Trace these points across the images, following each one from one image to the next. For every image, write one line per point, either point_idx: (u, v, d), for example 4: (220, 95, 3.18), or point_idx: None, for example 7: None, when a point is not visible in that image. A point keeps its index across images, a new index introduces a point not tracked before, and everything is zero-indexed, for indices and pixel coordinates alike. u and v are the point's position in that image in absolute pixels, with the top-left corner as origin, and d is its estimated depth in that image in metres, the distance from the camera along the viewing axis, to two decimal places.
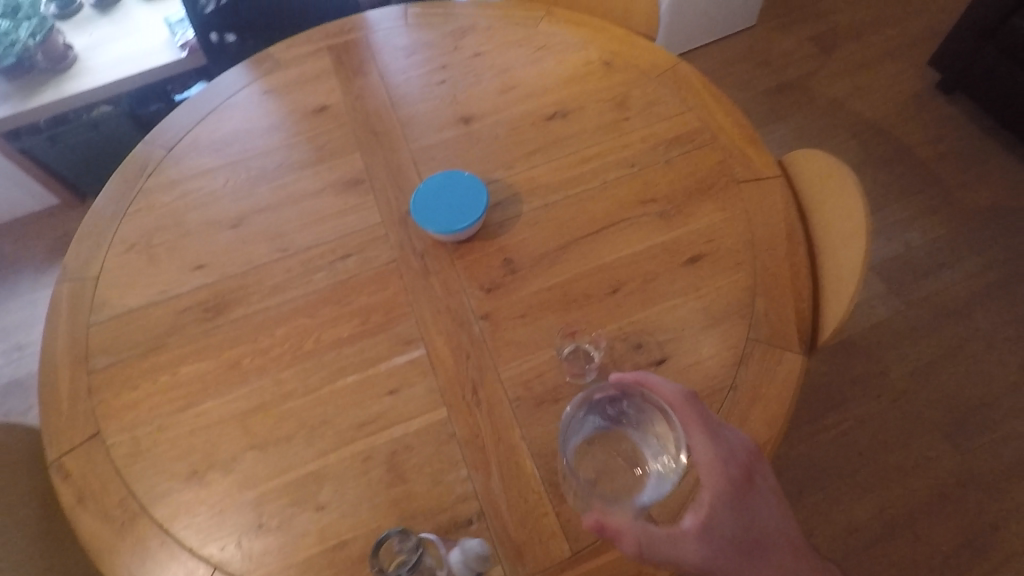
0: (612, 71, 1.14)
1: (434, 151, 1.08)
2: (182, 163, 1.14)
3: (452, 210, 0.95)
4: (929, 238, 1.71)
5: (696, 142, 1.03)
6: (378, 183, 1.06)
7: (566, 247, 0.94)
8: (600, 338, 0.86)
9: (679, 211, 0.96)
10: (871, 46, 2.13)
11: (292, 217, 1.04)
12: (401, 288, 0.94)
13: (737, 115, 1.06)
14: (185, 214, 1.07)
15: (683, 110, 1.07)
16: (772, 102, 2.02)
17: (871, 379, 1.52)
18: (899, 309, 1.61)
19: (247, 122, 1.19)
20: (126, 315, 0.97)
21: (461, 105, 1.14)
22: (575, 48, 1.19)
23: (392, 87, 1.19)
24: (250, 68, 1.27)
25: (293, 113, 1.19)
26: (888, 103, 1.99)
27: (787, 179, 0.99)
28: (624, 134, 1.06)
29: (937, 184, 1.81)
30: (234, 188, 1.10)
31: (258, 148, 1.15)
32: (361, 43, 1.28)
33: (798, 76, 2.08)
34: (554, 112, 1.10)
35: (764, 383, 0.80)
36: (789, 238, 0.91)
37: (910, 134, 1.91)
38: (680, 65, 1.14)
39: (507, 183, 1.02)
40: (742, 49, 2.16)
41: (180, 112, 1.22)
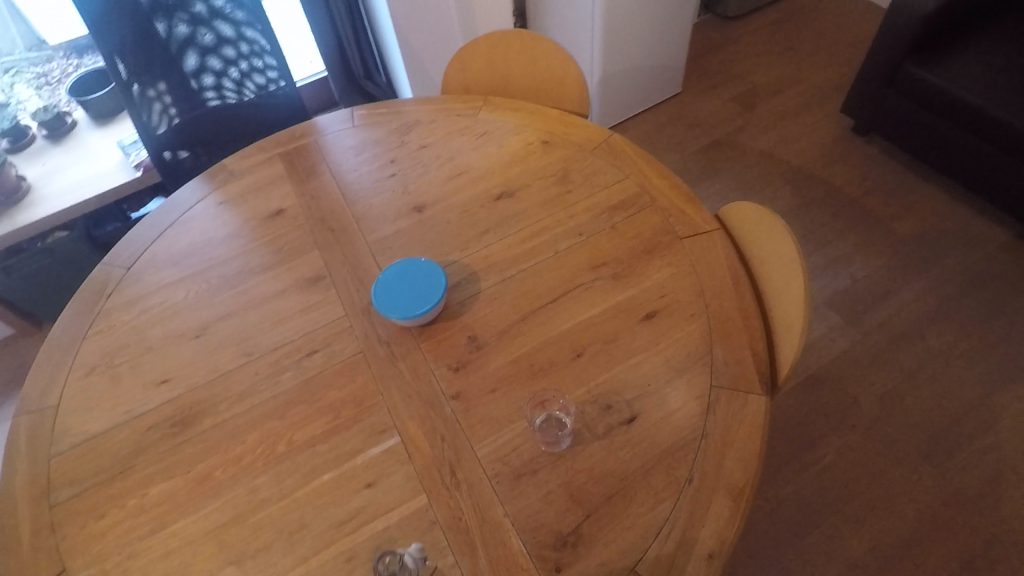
0: (551, 149, 1.22)
1: (391, 241, 1.12)
2: (142, 279, 1.15)
3: (413, 295, 0.97)
4: (871, 268, 1.81)
5: (637, 205, 1.10)
6: (339, 277, 1.09)
7: (526, 318, 0.97)
8: (569, 404, 0.87)
9: (630, 272, 1.00)
10: (787, 100, 2.32)
11: (255, 321, 1.05)
12: (370, 378, 0.95)
13: (670, 177, 1.13)
14: (147, 330, 1.07)
15: (620, 178, 1.15)
16: (707, 159, 2.16)
17: (843, 410, 1.55)
18: (857, 338, 1.67)
19: (205, 232, 1.22)
20: (90, 439, 0.94)
21: (412, 195, 1.19)
22: (514, 131, 1.27)
23: (345, 185, 1.24)
24: (205, 182, 1.31)
25: (250, 220, 1.22)
26: (812, 149, 2.14)
27: (725, 230, 1.05)
28: (569, 205, 1.12)
29: (869, 217, 1.93)
30: (195, 299, 1.11)
31: (217, 257, 1.17)
32: (311, 148, 1.34)
33: (727, 133, 2.23)
34: (501, 193, 1.16)
35: (733, 428, 0.82)
36: (735, 285, 0.96)
37: (837, 174, 2.05)
38: (613, 137, 1.22)
39: (464, 264, 1.06)
40: (673, 113, 2.32)
41: (137, 231, 1.24)
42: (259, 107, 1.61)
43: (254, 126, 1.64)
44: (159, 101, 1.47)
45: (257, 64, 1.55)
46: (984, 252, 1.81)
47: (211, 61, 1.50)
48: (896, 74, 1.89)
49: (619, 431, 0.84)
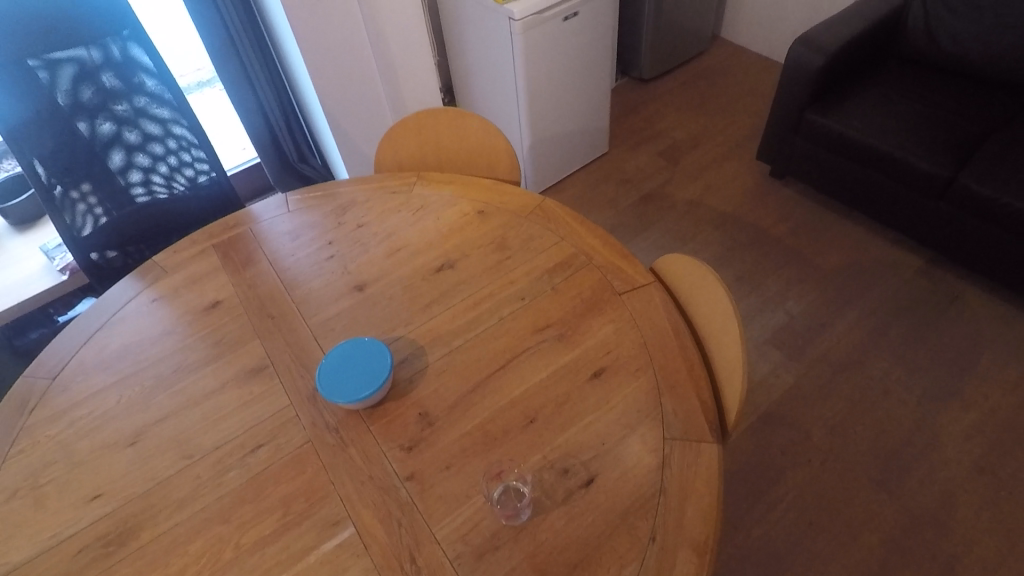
0: (487, 218, 1.26)
1: (334, 323, 1.11)
2: (70, 388, 1.09)
3: (358, 377, 0.96)
4: (805, 302, 1.90)
5: (574, 266, 1.13)
6: (282, 365, 1.06)
7: (477, 388, 0.96)
8: (525, 472, 0.86)
9: (574, 332, 1.02)
10: (708, 152, 2.47)
11: (195, 420, 1.01)
12: (319, 468, 0.91)
13: (604, 236, 1.18)
14: (76, 442, 1.01)
15: (556, 240, 1.18)
16: (640, 212, 2.26)
17: (798, 443, 1.59)
18: (802, 371, 1.73)
19: (138, 333, 1.17)
20: (14, 571, 0.86)
21: (353, 274, 1.19)
22: (450, 204, 1.30)
23: (283, 270, 1.23)
24: (136, 280, 1.27)
25: (185, 315, 1.19)
26: (736, 195, 2.27)
27: (661, 282, 1.09)
28: (509, 271, 1.14)
29: (796, 254, 2.04)
30: (129, 403, 1.05)
31: (151, 357, 1.12)
32: (247, 236, 1.33)
33: (656, 186, 2.35)
34: (441, 264, 1.18)
35: (690, 479, 0.83)
36: (676, 335, 0.99)
37: (762, 217, 2.18)
38: (545, 202, 1.27)
39: (410, 339, 1.05)
40: (604, 171, 2.44)
41: (63, 337, 1.18)
42: (190, 200, 1.59)
43: (187, 219, 1.61)
44: (82, 202, 1.44)
45: (186, 157, 1.54)
46: (903, 279, 1.93)
47: (138, 158, 1.48)
48: (799, 122, 2.06)
49: (579, 495, 0.83)
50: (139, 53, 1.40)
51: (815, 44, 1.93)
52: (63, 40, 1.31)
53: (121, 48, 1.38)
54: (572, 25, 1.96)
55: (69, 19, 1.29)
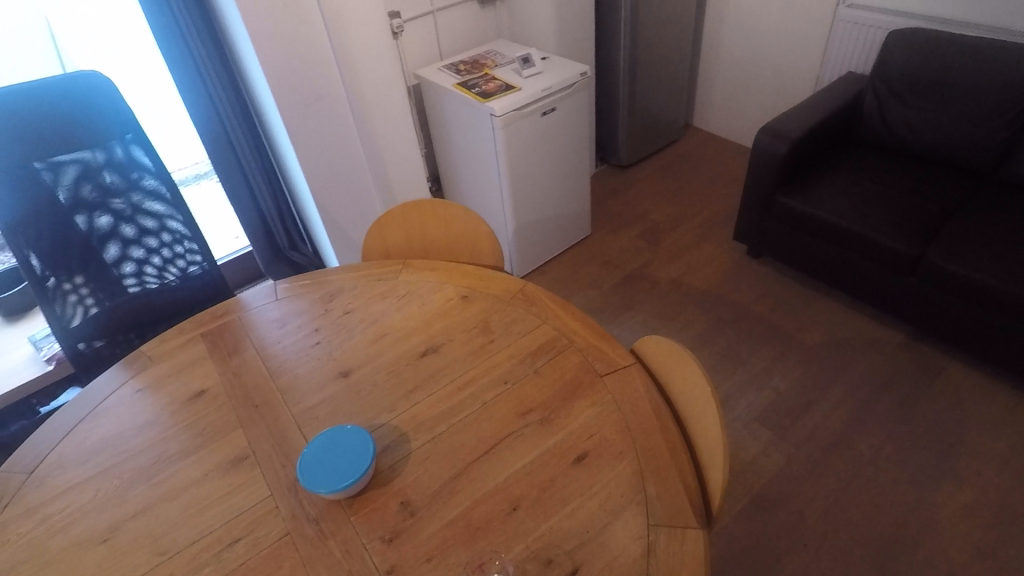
0: (471, 302, 1.29)
1: (317, 410, 1.11)
2: (46, 483, 1.07)
3: (339, 466, 0.95)
4: (790, 379, 1.91)
5: (556, 349, 1.15)
6: (263, 454, 1.05)
7: (460, 475, 0.96)
8: (508, 564, 0.83)
9: (556, 415, 1.03)
10: (687, 233, 2.56)
11: (171, 513, 0.98)
12: (297, 561, 0.89)
13: (585, 319, 1.21)
14: (47, 539, 0.98)
15: (538, 323, 1.21)
16: (624, 291, 2.31)
17: (793, 526, 1.55)
18: (791, 450, 1.72)
19: (120, 424, 1.16)
20: None
21: (338, 360, 1.21)
22: (435, 290, 1.34)
23: (269, 358, 1.24)
24: (121, 370, 1.28)
25: (169, 404, 1.18)
26: (716, 274, 2.34)
27: (642, 363, 1.11)
28: (492, 355, 1.16)
29: (779, 331, 2.08)
30: (105, 497, 1.03)
31: (131, 448, 1.11)
32: (235, 324, 1.35)
33: (639, 267, 2.42)
34: (425, 349, 1.20)
35: (676, 566, 0.81)
36: (657, 416, 1.00)
37: (743, 295, 2.24)
38: (527, 286, 1.31)
39: (393, 425, 1.05)
40: (587, 253, 2.51)
41: (44, 430, 1.17)
42: (180, 290, 1.62)
43: (175, 309, 1.64)
44: (74, 294, 1.47)
45: (178, 249, 1.58)
46: (885, 354, 1.96)
47: (131, 251, 1.52)
48: (771, 204, 2.15)
49: None
50: (141, 154, 1.45)
51: (779, 133, 2.06)
52: (67, 144, 1.37)
53: (123, 151, 1.43)
54: (550, 118, 2.09)
55: (73, 125, 1.36)
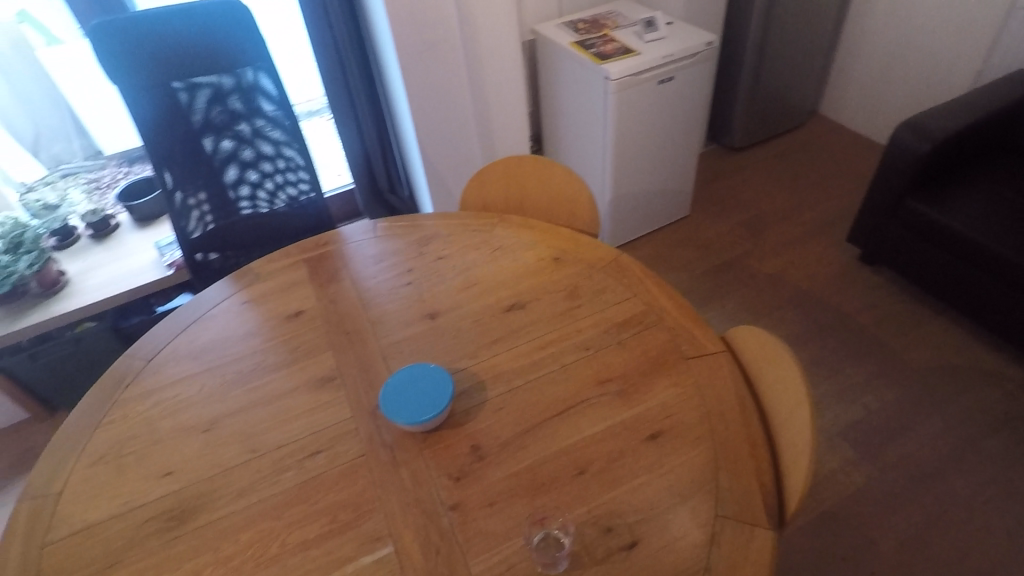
0: (562, 265, 1.28)
1: (402, 346, 1.15)
2: (160, 372, 1.18)
3: (418, 401, 0.98)
4: (885, 399, 1.78)
5: (643, 324, 1.13)
6: (349, 379, 1.11)
7: (531, 430, 0.97)
8: (569, 523, 0.85)
9: (635, 389, 1.01)
10: (794, 228, 2.41)
11: (264, 418, 1.07)
12: (369, 482, 0.94)
13: (677, 298, 1.17)
14: (158, 420, 1.09)
15: (628, 296, 1.19)
16: (716, 279, 2.22)
17: (862, 550, 1.47)
18: (874, 473, 1.62)
19: (226, 331, 1.26)
20: (87, 528, 0.94)
21: (426, 302, 1.24)
22: (527, 248, 1.34)
23: (363, 290, 1.30)
24: (232, 282, 1.38)
25: (269, 320, 1.27)
26: (819, 275, 2.20)
27: (731, 352, 1.07)
28: (577, 320, 1.15)
29: (880, 346, 1.94)
30: (208, 393, 1.13)
31: (234, 354, 1.21)
32: (335, 255, 1.41)
33: (735, 256, 2.31)
34: (512, 304, 1.21)
35: (739, 560, 0.79)
36: (740, 408, 0.96)
37: (846, 301, 2.09)
38: (621, 257, 1.28)
39: (473, 372, 1.08)
40: (682, 235, 2.42)
41: (163, 325, 1.29)
42: (288, 216, 1.72)
43: (282, 233, 1.74)
44: (197, 208, 1.59)
45: (291, 177, 1.67)
46: (1002, 391, 1.78)
47: (249, 174, 1.63)
48: (898, 209, 1.98)
49: (620, 555, 0.81)
50: (267, 82, 1.54)
51: (922, 130, 1.87)
52: (206, 66, 1.46)
53: (253, 77, 1.52)
54: (667, 88, 2.00)
55: (212, 48, 1.45)
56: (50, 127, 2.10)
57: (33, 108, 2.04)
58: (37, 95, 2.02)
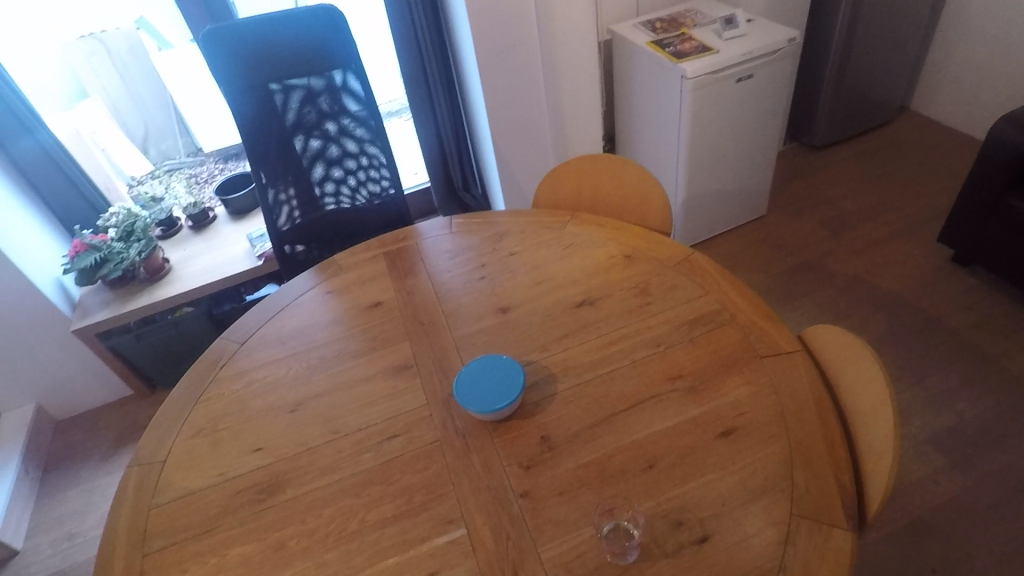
0: (633, 262, 1.29)
1: (475, 338, 1.19)
2: (252, 355, 1.28)
3: (489, 390, 1.02)
4: (981, 408, 1.66)
5: (716, 322, 1.11)
6: (425, 367, 1.16)
7: (601, 423, 0.98)
8: (638, 515, 0.85)
9: (706, 387, 1.01)
10: (880, 228, 2.29)
11: (345, 401, 1.13)
12: (443, 466, 0.98)
13: (752, 297, 1.15)
14: (251, 400, 1.18)
15: (701, 294, 1.18)
16: (793, 280, 2.14)
17: (954, 565, 1.38)
18: (967, 485, 1.51)
19: (311, 319, 1.34)
20: (188, 495, 1.03)
21: (498, 296, 1.28)
22: (598, 245, 1.35)
23: (438, 283, 1.35)
24: (316, 273, 1.47)
25: (350, 309, 1.34)
26: (908, 278, 2.07)
27: (809, 352, 1.04)
28: (647, 317, 1.16)
29: (977, 352, 1.81)
30: (295, 376, 1.21)
31: (318, 340, 1.28)
32: (412, 249, 1.48)
33: (815, 257, 2.22)
34: (582, 300, 1.22)
35: (815, 563, 0.77)
36: (818, 409, 0.93)
37: (938, 306, 1.96)
38: (694, 255, 1.27)
39: (543, 365, 1.10)
40: (757, 235, 2.35)
41: (254, 312, 1.39)
42: (369, 211, 1.81)
43: (362, 227, 1.83)
44: (286, 203, 1.71)
45: (373, 174, 1.76)
46: None
47: (335, 171, 1.72)
48: (997, 206, 1.85)
49: (689, 550, 0.81)
50: (355, 83, 1.61)
51: None
52: (301, 69, 1.56)
53: (342, 79, 1.60)
54: (746, 85, 1.95)
55: (307, 52, 1.54)
56: (157, 126, 2.31)
57: (143, 107, 2.25)
58: (147, 95, 2.24)
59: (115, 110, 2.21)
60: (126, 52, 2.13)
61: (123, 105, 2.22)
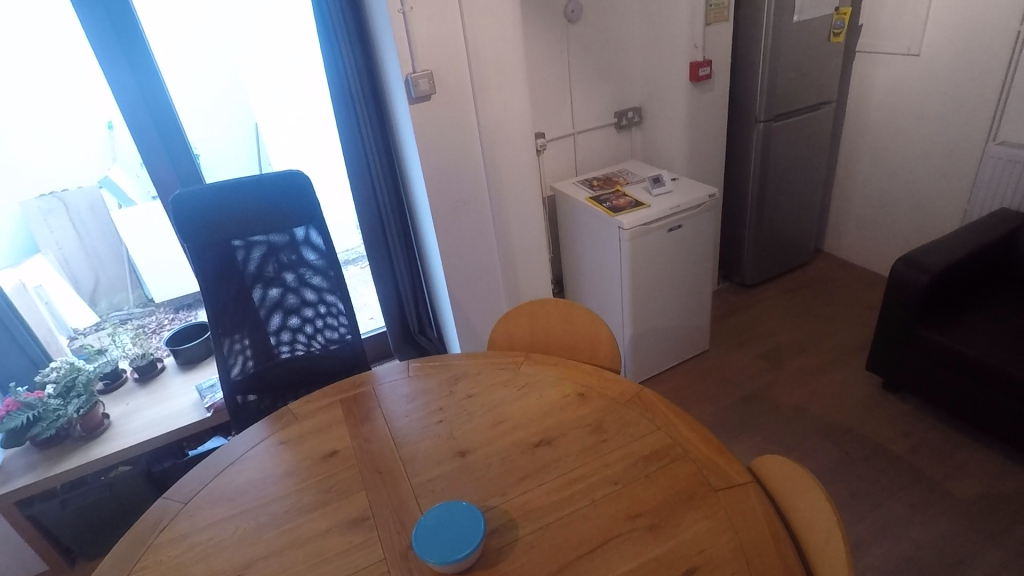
0: (586, 400, 1.33)
1: (433, 484, 1.18)
2: (195, 515, 1.20)
3: (449, 537, 0.99)
4: (935, 532, 1.69)
5: (669, 457, 1.15)
6: (381, 518, 1.12)
7: (564, 569, 0.96)
8: None
9: (666, 524, 1.01)
10: (814, 358, 2.44)
11: (296, 561, 1.07)
12: None
13: (701, 430, 1.20)
14: (191, 566, 1.10)
15: (653, 428, 1.22)
16: (743, 412, 2.21)
17: None
18: None
19: (261, 471, 1.30)
20: None
21: (457, 439, 1.28)
22: (552, 384, 1.40)
23: (395, 428, 1.35)
24: (270, 423, 1.44)
25: (304, 460, 1.31)
26: (846, 405, 2.19)
27: (759, 483, 1.07)
28: (604, 453, 1.18)
29: (920, 475, 1.88)
30: (242, 536, 1.14)
31: (268, 495, 1.23)
32: (369, 395, 1.48)
33: (759, 388, 2.32)
34: (539, 440, 1.24)
35: None
36: (775, 540, 0.95)
37: (877, 431, 2.06)
38: (644, 391, 1.34)
39: (503, 510, 1.09)
40: (704, 369, 2.46)
41: (200, 467, 1.33)
42: (326, 357, 1.82)
43: (319, 374, 1.83)
44: (241, 352, 1.72)
45: (331, 321, 1.80)
46: None
47: (293, 319, 1.76)
48: (910, 338, 2.03)
49: None
50: (317, 237, 1.69)
51: (920, 265, 1.97)
52: (265, 226, 1.64)
53: (304, 234, 1.69)
54: (677, 234, 2.17)
55: (272, 211, 1.64)
56: (109, 278, 2.32)
57: (97, 260, 2.28)
58: (103, 249, 2.28)
59: (66, 265, 2.22)
60: (85, 209, 2.19)
61: (76, 260, 2.23)
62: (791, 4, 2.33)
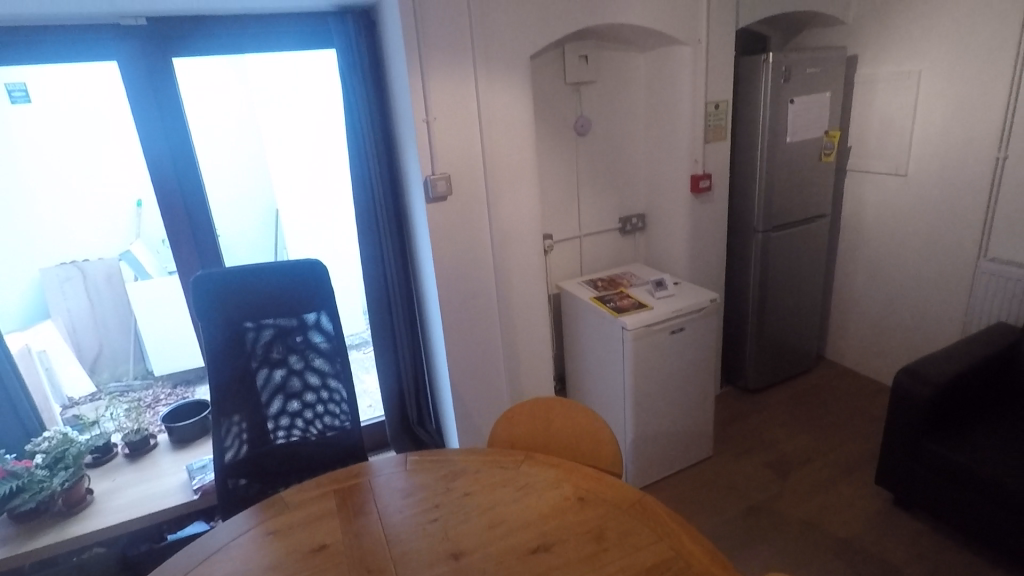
0: (586, 505, 1.31)
1: None
2: None
3: None
4: None
5: (671, 570, 1.11)
6: None
7: None
8: None
9: None
10: (821, 470, 2.39)
11: None
12: None
13: (705, 543, 1.17)
14: None
15: (655, 539, 1.19)
16: (749, 524, 2.13)
17: None
18: None
19: (243, 564, 1.25)
20: None
21: (451, 540, 1.25)
22: (552, 486, 1.38)
23: (388, 525, 1.32)
24: (258, 512, 1.40)
25: (289, 554, 1.26)
26: (857, 522, 2.11)
27: None
28: (603, 564, 1.14)
29: None
30: None
31: None
32: (363, 487, 1.46)
33: (765, 499, 2.25)
34: (536, 545, 1.21)
35: None
36: None
37: (890, 551, 1.98)
38: (646, 498, 1.31)
39: None
40: (708, 476, 2.40)
41: (181, 556, 1.28)
42: (322, 444, 1.79)
43: (314, 461, 1.80)
44: (238, 434, 1.72)
45: (331, 407, 1.78)
46: None
47: (293, 402, 1.76)
48: (917, 452, 2.00)
49: None
50: (326, 321, 1.72)
51: (922, 376, 1.98)
52: (278, 309, 1.68)
53: (315, 318, 1.71)
54: (679, 336, 2.20)
55: (286, 294, 1.68)
56: (113, 349, 2.33)
57: (104, 329, 2.31)
58: (113, 320, 2.31)
59: (73, 332, 2.25)
60: (102, 280, 2.25)
61: (83, 327, 2.27)
62: (784, 125, 2.51)
